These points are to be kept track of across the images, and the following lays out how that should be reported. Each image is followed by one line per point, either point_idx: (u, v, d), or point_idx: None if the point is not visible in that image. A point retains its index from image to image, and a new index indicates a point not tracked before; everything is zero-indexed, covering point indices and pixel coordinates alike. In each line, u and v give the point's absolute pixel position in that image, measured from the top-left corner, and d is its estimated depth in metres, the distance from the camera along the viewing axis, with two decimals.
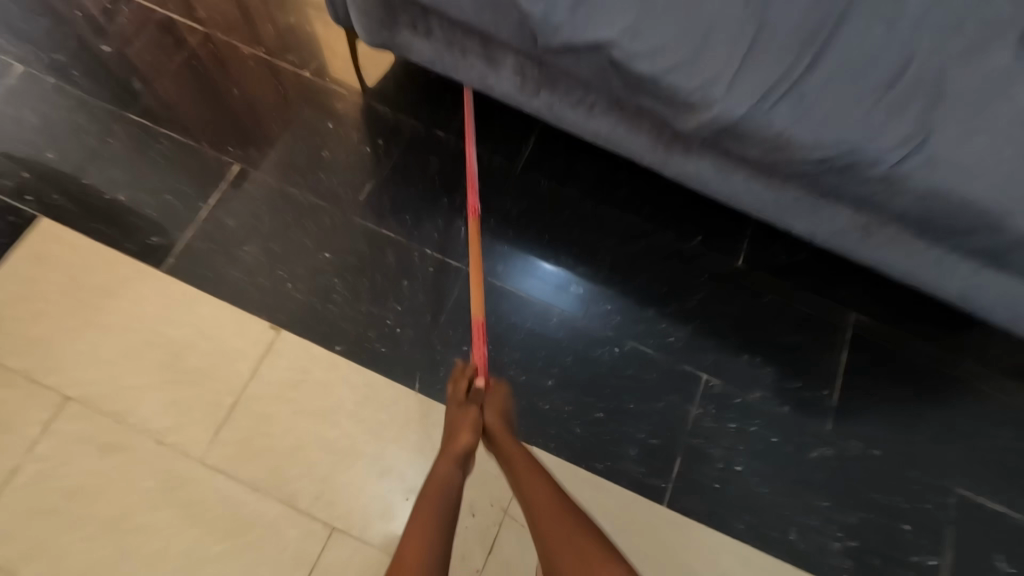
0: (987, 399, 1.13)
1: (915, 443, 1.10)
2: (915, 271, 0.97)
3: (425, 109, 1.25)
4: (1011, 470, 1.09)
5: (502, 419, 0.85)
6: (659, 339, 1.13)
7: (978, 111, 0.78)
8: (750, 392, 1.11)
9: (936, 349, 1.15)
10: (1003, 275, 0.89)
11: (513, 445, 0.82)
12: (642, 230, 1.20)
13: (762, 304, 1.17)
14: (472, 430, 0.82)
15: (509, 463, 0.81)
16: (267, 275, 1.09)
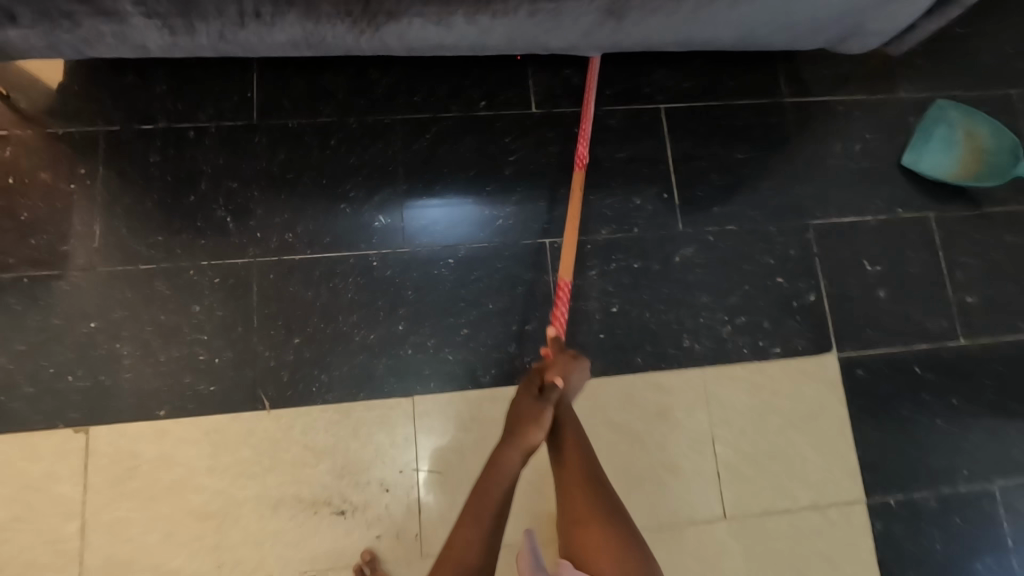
0: (808, 125, 1.13)
1: (762, 199, 1.10)
2: (688, 36, 0.90)
3: (115, 106, 1.01)
4: (850, 180, 1.12)
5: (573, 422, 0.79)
6: (490, 225, 1.04)
7: None
8: (598, 232, 1.05)
9: (748, 99, 1.12)
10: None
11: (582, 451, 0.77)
12: (423, 120, 1.05)
13: (575, 137, 1.08)
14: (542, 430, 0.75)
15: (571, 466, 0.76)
16: (38, 380, 0.91)
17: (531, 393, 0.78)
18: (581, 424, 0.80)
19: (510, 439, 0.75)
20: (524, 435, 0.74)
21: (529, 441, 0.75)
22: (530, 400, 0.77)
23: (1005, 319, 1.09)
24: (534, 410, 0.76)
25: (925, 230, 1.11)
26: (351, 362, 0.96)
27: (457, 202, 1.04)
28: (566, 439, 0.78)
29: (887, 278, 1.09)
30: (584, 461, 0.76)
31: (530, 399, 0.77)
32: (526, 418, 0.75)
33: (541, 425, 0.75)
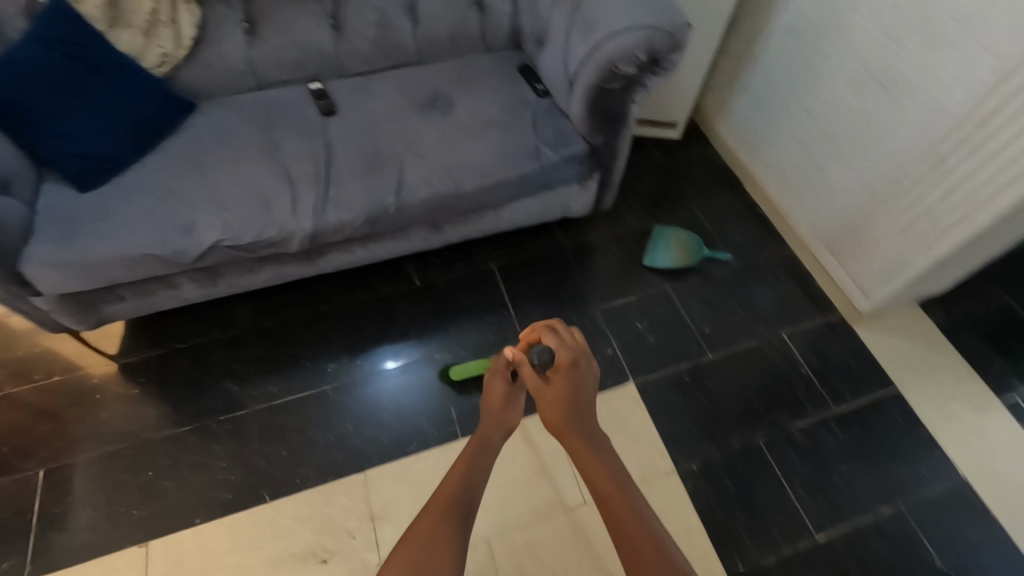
0: (582, 255, 1.89)
1: (565, 301, 1.79)
2: (484, 227, 1.67)
3: (161, 336, 1.64)
4: (615, 279, 1.85)
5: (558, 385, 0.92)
6: (400, 354, 1.67)
7: (417, 153, 1.48)
8: (467, 342, 1.69)
9: (543, 248, 1.89)
10: (511, 204, 1.63)
11: (561, 392, 0.91)
12: (351, 303, 1.74)
13: (444, 292, 1.79)
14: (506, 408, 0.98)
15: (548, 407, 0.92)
16: (113, 518, 1.37)
17: (529, 367, 0.94)
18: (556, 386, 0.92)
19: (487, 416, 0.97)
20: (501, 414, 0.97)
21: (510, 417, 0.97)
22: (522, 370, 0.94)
23: (734, 337, 1.73)
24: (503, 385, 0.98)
25: (668, 296, 1.81)
26: (320, 458, 1.48)
27: (389, 346, 1.68)
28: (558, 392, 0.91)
29: (653, 328, 1.74)
30: (557, 411, 0.91)
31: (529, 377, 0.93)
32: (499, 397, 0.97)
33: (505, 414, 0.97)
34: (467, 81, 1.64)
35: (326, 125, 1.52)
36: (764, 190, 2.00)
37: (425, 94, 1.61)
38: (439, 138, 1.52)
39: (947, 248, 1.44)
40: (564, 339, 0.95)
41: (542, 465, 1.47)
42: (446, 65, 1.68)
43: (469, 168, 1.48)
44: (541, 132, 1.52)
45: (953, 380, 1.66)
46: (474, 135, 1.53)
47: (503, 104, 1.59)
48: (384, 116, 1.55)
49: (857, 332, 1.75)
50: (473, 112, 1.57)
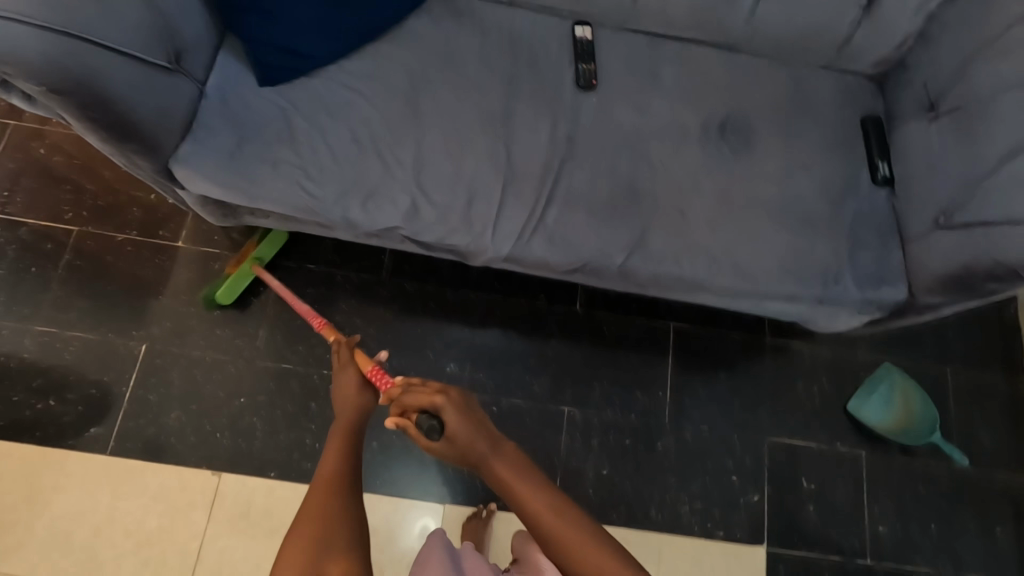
0: (780, 363, 1.49)
1: (734, 412, 1.45)
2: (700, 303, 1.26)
3: (294, 248, 1.44)
4: (805, 412, 1.46)
5: (438, 434, 0.76)
6: (528, 389, 1.41)
7: (678, 206, 1.06)
8: (604, 411, 1.41)
9: (738, 333, 1.50)
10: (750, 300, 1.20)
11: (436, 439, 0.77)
12: (498, 301, 1.46)
13: (603, 336, 1.47)
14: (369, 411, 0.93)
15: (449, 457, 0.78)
16: (198, 433, 1.31)
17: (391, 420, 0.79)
18: (419, 431, 0.76)
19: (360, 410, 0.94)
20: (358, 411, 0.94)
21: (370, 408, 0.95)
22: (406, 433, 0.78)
23: (904, 552, 1.39)
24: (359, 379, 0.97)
25: (855, 464, 1.44)
26: (408, 468, 1.33)
27: (519, 370, 1.42)
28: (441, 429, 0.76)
29: (820, 497, 1.40)
30: (463, 450, 0.76)
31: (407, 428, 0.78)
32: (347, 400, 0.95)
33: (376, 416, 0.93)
34: (784, 115, 1.12)
35: (575, 106, 1.09)
36: None
37: (722, 112, 1.12)
38: (713, 193, 1.07)
39: None
40: (431, 389, 0.79)
41: None
42: (766, 74, 1.15)
43: (735, 258, 1.05)
44: (854, 250, 1.05)
45: None
46: (763, 208, 1.06)
47: (823, 176, 1.08)
48: (653, 125, 1.10)
49: None
50: (776, 170, 1.09)
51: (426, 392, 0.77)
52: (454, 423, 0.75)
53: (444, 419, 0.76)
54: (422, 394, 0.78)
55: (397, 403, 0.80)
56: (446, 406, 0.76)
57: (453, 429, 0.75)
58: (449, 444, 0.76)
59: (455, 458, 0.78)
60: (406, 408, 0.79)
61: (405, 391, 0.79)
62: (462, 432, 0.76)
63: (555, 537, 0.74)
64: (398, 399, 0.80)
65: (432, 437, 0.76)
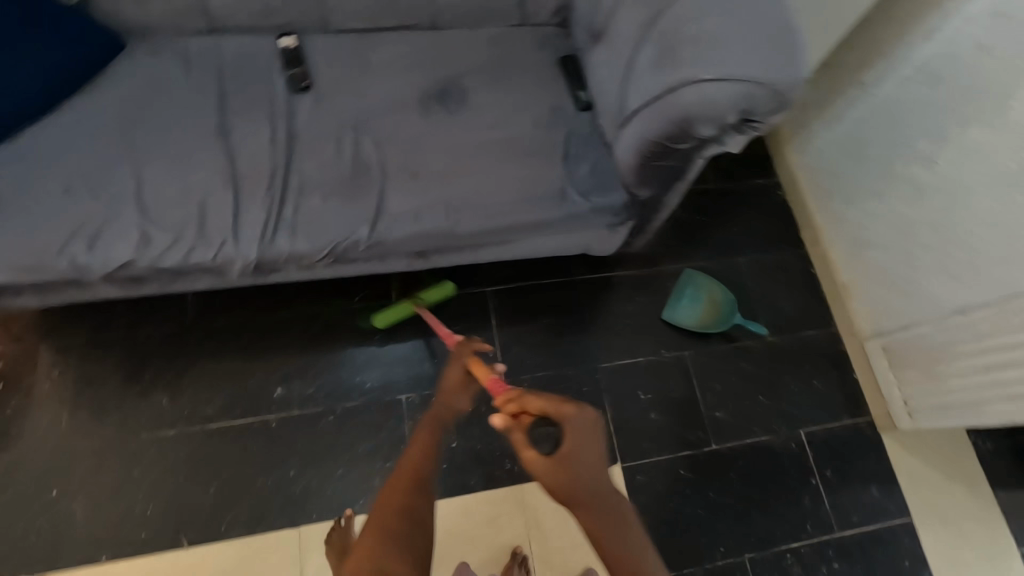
0: (595, 294, 1.60)
1: (564, 350, 1.53)
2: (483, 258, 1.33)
3: (87, 321, 1.40)
4: (627, 331, 1.57)
5: (557, 457, 0.78)
6: (362, 388, 1.43)
7: (408, 170, 1.14)
8: (442, 385, 1.45)
9: (551, 278, 1.59)
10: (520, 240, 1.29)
11: (542, 462, 0.78)
12: (314, 313, 1.47)
13: (426, 317, 1.51)
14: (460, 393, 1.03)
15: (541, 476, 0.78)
16: (11, 540, 1.22)
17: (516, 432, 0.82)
18: (540, 457, 0.78)
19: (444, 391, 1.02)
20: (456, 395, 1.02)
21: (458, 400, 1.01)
22: (514, 434, 0.82)
23: (743, 428, 1.50)
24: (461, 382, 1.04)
25: (682, 363, 1.55)
26: (252, 503, 1.31)
27: (350, 373, 1.44)
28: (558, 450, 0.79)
29: (657, 402, 1.50)
30: (567, 477, 0.77)
31: (516, 430, 0.83)
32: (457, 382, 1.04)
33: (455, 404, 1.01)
34: (491, 71, 1.24)
35: (293, 107, 1.15)
36: (828, 256, 1.66)
37: (435, 81, 1.22)
38: (440, 152, 1.16)
39: None
40: (561, 400, 0.83)
41: (487, 549, 1.33)
42: (467, 40, 1.27)
43: (473, 204, 1.13)
44: (572, 168, 1.16)
45: (977, 518, 1.48)
46: (487, 154, 1.16)
47: (533, 115, 1.21)
48: (373, 106, 1.18)
49: (885, 442, 1.53)
50: (493, 120, 1.20)
51: (569, 407, 0.81)
52: (570, 440, 0.79)
53: (567, 434, 0.79)
54: (551, 400, 0.83)
55: (518, 403, 0.86)
56: (572, 420, 0.80)
57: (567, 446, 0.78)
58: (560, 464, 0.77)
59: (552, 485, 0.78)
60: (528, 408, 0.85)
61: (530, 395, 0.86)
62: (574, 455, 0.78)
63: (615, 559, 0.76)
64: (534, 401, 0.84)
65: (537, 447, 0.80)
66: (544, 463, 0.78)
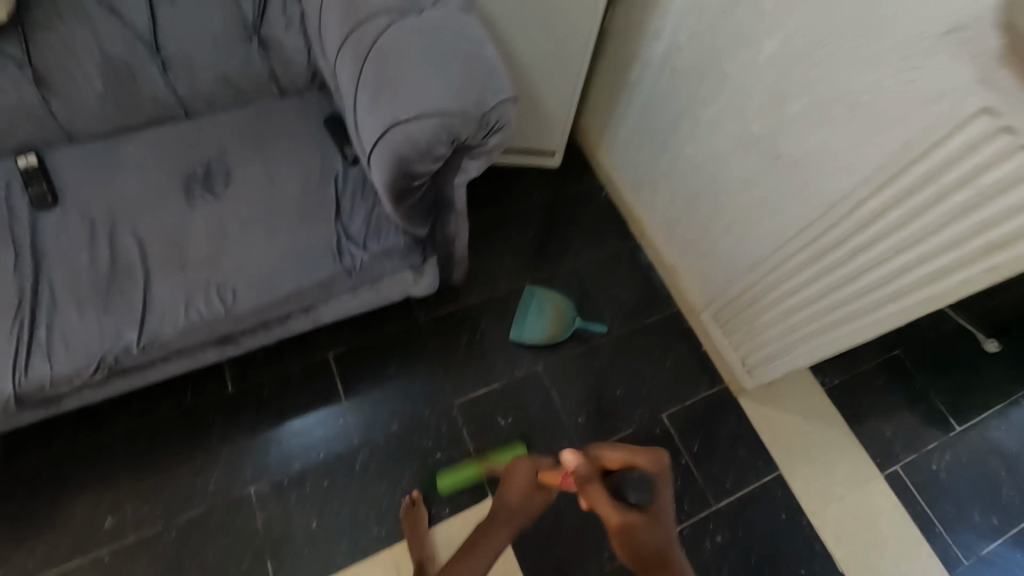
0: (442, 331, 1.59)
1: (417, 397, 1.50)
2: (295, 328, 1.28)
3: None
4: (479, 360, 1.57)
5: (659, 524, 0.83)
6: (203, 493, 1.33)
7: (174, 262, 1.10)
8: (292, 467, 1.38)
9: (393, 328, 1.57)
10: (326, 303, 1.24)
11: (645, 530, 0.81)
12: (141, 426, 1.38)
13: (265, 399, 1.44)
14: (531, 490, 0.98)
15: (637, 537, 0.81)
16: None
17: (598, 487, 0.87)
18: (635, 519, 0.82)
19: (514, 489, 0.97)
20: (520, 489, 0.97)
21: (527, 499, 0.97)
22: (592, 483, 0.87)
23: (607, 426, 1.52)
24: (527, 488, 0.97)
25: (537, 378, 1.56)
26: None
27: (188, 480, 1.34)
28: (660, 510, 0.84)
29: (518, 424, 1.50)
30: (654, 539, 0.81)
31: (593, 483, 0.87)
32: (522, 487, 0.97)
33: (518, 498, 0.97)
34: (252, 143, 1.23)
35: (41, 224, 1.10)
36: (653, 242, 1.74)
37: (195, 167, 1.20)
38: (207, 236, 1.13)
39: (825, 347, 1.22)
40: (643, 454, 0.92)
41: None
42: (226, 118, 1.26)
43: (247, 281, 1.10)
44: (346, 222, 1.17)
45: (838, 452, 1.56)
46: (258, 225, 1.15)
47: (301, 178, 1.20)
48: (129, 204, 1.14)
49: (743, 403, 1.59)
50: (259, 190, 1.18)
51: (654, 462, 0.90)
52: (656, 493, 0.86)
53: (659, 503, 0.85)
54: (633, 455, 0.92)
55: (597, 460, 0.94)
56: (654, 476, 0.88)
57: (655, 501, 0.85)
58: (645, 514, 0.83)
59: (643, 540, 0.81)
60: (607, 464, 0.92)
61: (608, 449, 0.94)
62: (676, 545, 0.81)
63: None
64: (613, 455, 0.93)
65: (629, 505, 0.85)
66: (648, 538, 0.81)
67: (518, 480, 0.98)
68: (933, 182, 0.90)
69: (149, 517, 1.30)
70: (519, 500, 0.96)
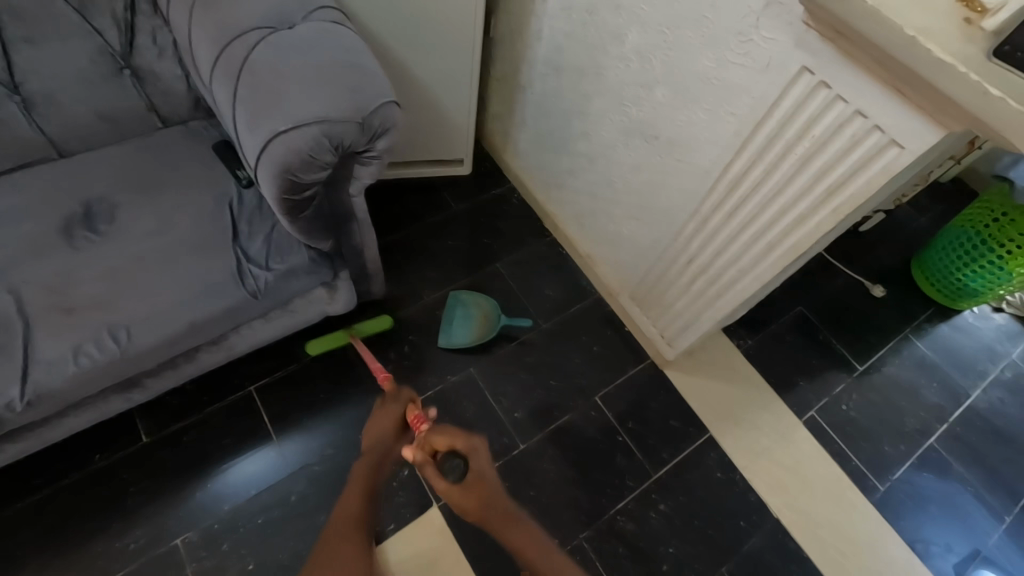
0: (369, 348, 1.57)
1: (350, 418, 1.46)
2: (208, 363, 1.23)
3: None
4: (410, 372, 1.56)
5: (488, 486, 0.86)
6: (123, 556, 1.24)
7: (58, 308, 1.03)
8: (221, 511, 1.31)
9: (318, 351, 1.54)
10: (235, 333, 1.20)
11: (474, 495, 0.85)
12: (45, 495, 1.27)
13: (186, 444, 1.37)
14: (389, 430, 1.02)
15: (473, 499, 0.85)
16: None
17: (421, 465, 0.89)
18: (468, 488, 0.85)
19: (376, 435, 1.02)
20: (387, 434, 1.01)
21: (384, 440, 1.01)
22: (425, 469, 0.86)
23: (544, 417, 1.55)
24: (388, 430, 1.02)
25: (470, 381, 1.57)
26: None
27: (105, 543, 1.25)
28: (484, 474, 0.87)
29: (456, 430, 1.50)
30: (490, 497, 0.86)
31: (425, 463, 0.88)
32: (383, 427, 1.02)
33: (385, 439, 1.01)
34: (137, 178, 1.19)
35: None
36: (567, 236, 1.80)
37: (75, 208, 1.14)
38: (93, 276, 1.07)
39: (725, 308, 1.32)
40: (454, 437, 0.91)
41: None
42: (105, 155, 1.22)
43: (142, 317, 1.05)
44: (246, 246, 1.15)
45: (760, 408, 1.66)
46: (150, 260, 1.10)
47: (193, 208, 1.17)
48: (1, 253, 1.07)
49: (670, 376, 1.67)
50: (148, 224, 1.14)
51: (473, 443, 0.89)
52: (473, 468, 0.87)
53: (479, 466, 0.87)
54: (452, 438, 0.90)
55: (427, 445, 0.91)
56: (470, 454, 0.88)
57: (472, 473, 0.86)
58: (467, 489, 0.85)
59: (476, 502, 0.84)
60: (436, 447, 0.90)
61: (435, 433, 0.91)
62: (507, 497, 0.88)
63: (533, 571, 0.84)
64: (437, 440, 0.90)
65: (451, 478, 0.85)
66: (485, 497, 0.85)
67: (382, 426, 1.02)
68: (779, 139, 1.00)
69: None
70: (385, 445, 1.01)
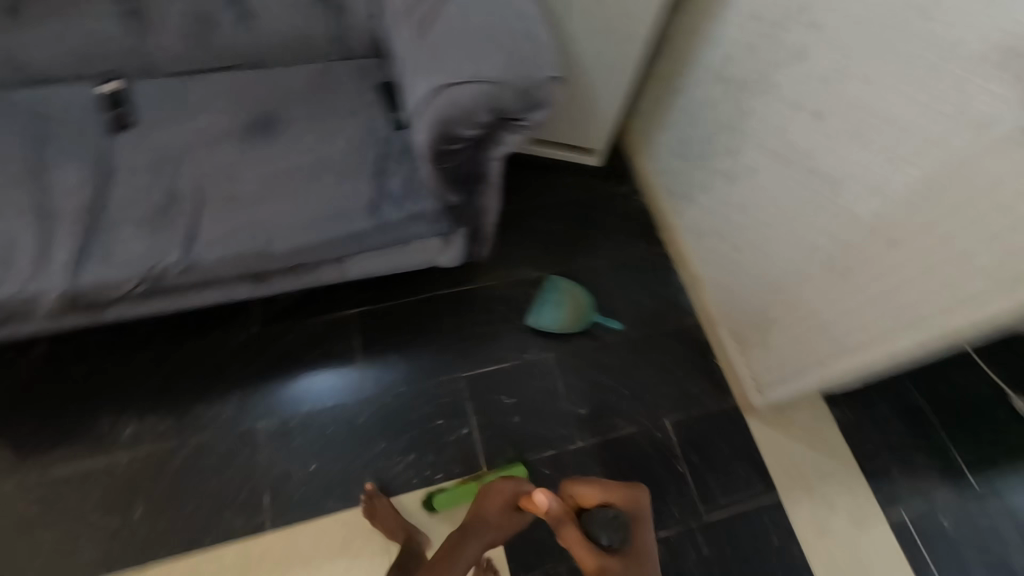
0: (460, 306, 1.63)
1: (428, 364, 1.54)
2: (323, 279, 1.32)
3: None
4: (491, 339, 1.60)
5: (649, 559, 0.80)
6: (215, 421, 1.42)
7: (224, 195, 1.18)
8: (300, 410, 1.45)
9: (414, 295, 1.62)
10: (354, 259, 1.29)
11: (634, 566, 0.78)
12: (169, 350, 1.47)
13: (285, 343, 1.52)
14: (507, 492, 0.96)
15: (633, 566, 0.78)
16: None
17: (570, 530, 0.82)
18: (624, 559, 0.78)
19: (491, 493, 0.97)
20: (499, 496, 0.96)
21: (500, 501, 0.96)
22: (566, 527, 0.82)
23: (607, 423, 1.53)
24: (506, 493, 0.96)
25: (545, 365, 1.58)
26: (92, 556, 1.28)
27: (204, 406, 1.43)
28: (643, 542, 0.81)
29: (520, 407, 1.52)
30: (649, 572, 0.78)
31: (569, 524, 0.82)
32: (496, 498, 0.96)
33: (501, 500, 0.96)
34: (308, 98, 1.31)
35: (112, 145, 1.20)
36: (680, 251, 1.74)
37: (254, 112, 1.28)
38: (256, 176, 1.20)
39: (838, 371, 1.21)
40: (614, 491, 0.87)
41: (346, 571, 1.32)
42: (287, 72, 1.35)
43: (286, 223, 1.17)
44: (385, 182, 1.23)
45: (840, 487, 1.52)
46: (304, 174, 1.21)
47: (348, 136, 1.27)
48: (191, 137, 1.23)
49: (749, 423, 1.57)
50: (308, 141, 1.25)
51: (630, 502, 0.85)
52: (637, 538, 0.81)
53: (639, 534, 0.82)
54: (607, 491, 0.86)
55: (571, 497, 0.88)
56: (635, 508, 0.85)
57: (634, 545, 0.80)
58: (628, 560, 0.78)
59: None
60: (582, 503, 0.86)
61: (581, 485, 0.88)
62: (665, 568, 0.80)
63: None
64: (585, 490, 0.86)
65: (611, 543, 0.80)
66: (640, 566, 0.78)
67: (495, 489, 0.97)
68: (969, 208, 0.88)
69: (165, 435, 1.39)
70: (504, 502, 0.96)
